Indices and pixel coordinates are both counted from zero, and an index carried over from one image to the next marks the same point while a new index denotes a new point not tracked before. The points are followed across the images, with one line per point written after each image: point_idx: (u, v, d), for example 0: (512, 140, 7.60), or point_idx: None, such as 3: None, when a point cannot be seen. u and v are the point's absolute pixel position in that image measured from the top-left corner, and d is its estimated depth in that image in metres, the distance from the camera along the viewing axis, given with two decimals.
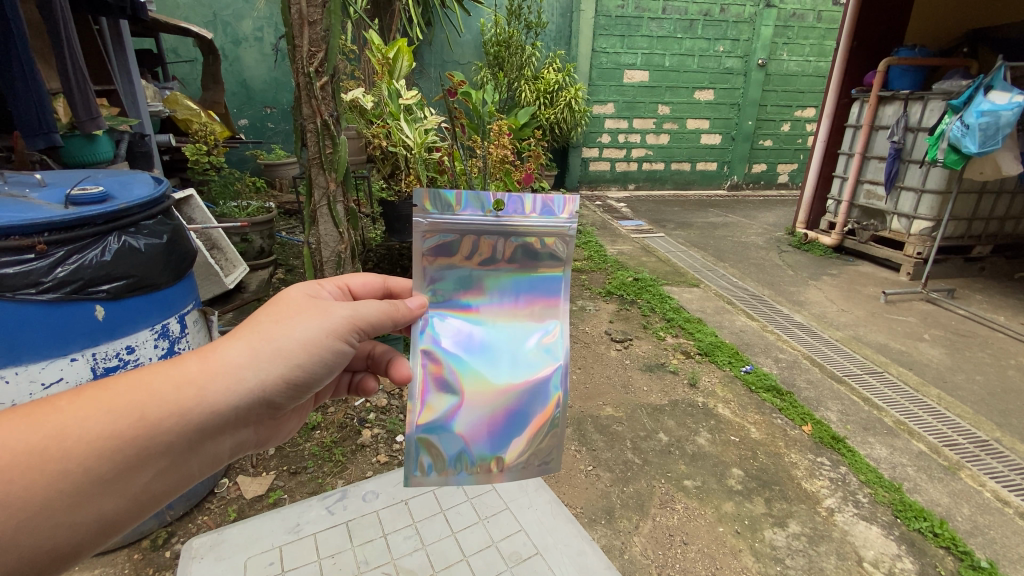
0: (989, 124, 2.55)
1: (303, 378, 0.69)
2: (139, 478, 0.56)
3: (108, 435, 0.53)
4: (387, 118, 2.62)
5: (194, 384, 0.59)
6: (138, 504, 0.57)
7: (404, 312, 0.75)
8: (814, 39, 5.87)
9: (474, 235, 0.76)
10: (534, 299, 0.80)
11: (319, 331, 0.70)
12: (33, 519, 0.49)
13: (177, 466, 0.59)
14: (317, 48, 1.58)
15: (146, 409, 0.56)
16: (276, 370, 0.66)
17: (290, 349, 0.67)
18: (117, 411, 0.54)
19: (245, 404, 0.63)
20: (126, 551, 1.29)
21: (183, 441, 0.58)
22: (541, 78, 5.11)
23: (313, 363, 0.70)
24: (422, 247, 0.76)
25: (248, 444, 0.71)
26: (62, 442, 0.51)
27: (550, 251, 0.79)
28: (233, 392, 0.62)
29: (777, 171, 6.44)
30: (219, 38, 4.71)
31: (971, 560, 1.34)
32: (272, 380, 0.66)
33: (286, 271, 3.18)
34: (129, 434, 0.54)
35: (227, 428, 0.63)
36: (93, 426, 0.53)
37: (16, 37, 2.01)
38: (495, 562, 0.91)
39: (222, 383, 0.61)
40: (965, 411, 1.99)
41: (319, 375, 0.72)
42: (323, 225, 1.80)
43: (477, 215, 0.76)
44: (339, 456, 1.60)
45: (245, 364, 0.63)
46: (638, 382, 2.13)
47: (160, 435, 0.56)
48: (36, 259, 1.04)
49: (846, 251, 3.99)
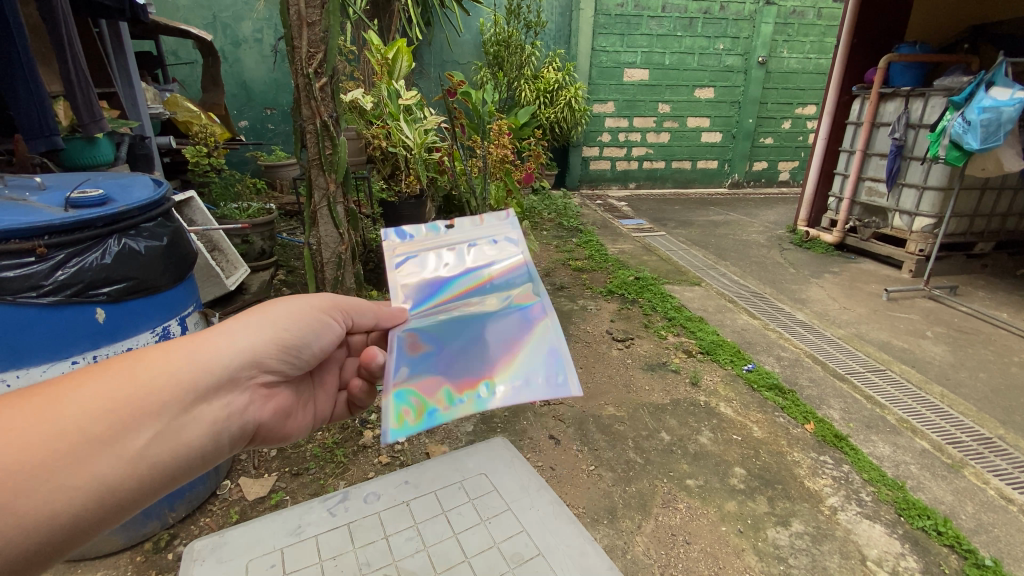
0: (990, 120, 2.54)
1: (292, 345, 0.74)
2: (138, 437, 0.55)
3: (104, 392, 0.54)
4: (387, 119, 2.62)
5: (183, 348, 0.62)
6: (139, 471, 0.55)
7: (386, 312, 0.81)
8: (815, 36, 5.86)
9: (437, 249, 0.86)
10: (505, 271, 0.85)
11: (300, 307, 0.76)
12: (29, 477, 0.47)
13: (176, 431, 0.58)
14: (316, 49, 1.58)
15: (140, 368, 0.57)
16: (265, 335, 0.70)
17: (274, 320, 0.72)
18: (113, 373, 0.56)
19: (236, 365, 0.66)
20: (128, 554, 1.29)
21: (180, 398, 0.59)
22: (540, 76, 5.11)
23: (298, 333, 0.75)
24: (391, 268, 0.82)
25: (250, 430, 0.69)
26: (60, 401, 0.52)
27: (505, 248, 0.89)
28: (223, 351, 0.65)
29: (778, 169, 6.43)
30: (219, 40, 4.72)
31: (975, 559, 1.34)
32: (261, 344, 0.69)
33: (287, 272, 3.18)
34: (125, 389, 0.55)
35: (221, 390, 0.64)
36: (89, 389, 0.53)
37: (16, 39, 2.01)
38: (497, 563, 0.91)
39: (213, 349, 0.64)
40: (968, 409, 1.98)
41: (307, 345, 0.76)
42: (323, 227, 1.79)
43: (434, 238, 0.88)
44: (340, 457, 1.60)
45: (233, 334, 0.67)
46: (640, 381, 2.12)
47: (155, 391, 0.57)
48: (36, 262, 1.04)
49: (848, 249, 3.98)
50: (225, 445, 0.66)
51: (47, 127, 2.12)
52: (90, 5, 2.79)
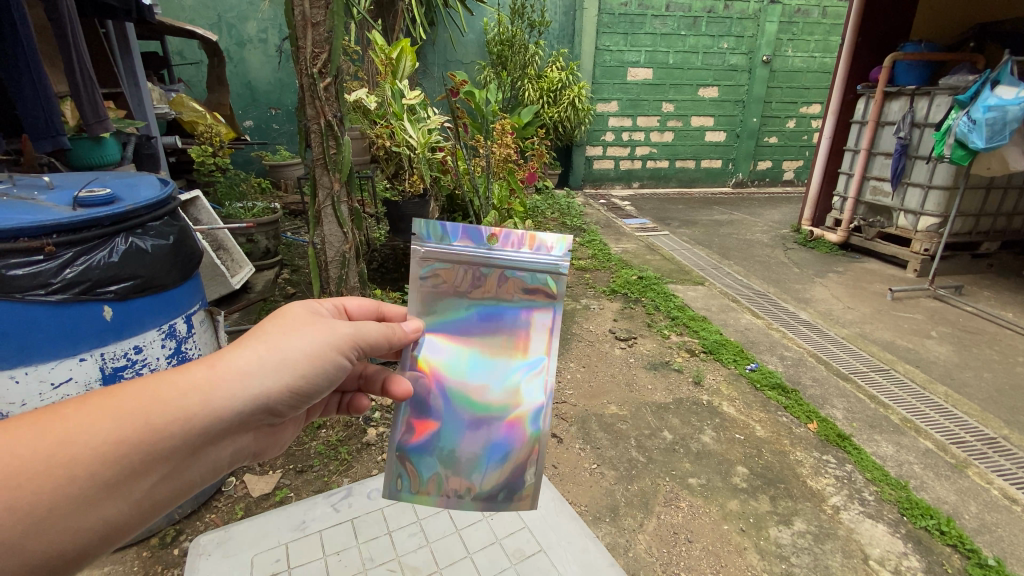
0: (996, 119, 2.53)
1: (307, 387, 0.68)
2: (142, 482, 0.55)
3: (114, 440, 0.53)
4: (390, 118, 2.58)
5: (197, 391, 0.58)
6: (142, 511, 0.57)
7: (400, 334, 0.77)
8: (820, 35, 5.84)
9: (466, 266, 0.80)
10: (524, 314, 0.81)
11: (324, 343, 0.70)
12: (38, 522, 0.49)
13: (180, 471, 0.59)
14: (320, 49, 1.59)
15: (153, 415, 0.55)
16: (282, 378, 0.65)
17: (295, 359, 0.67)
18: (125, 417, 0.54)
19: (250, 411, 0.63)
20: (135, 549, 1.31)
21: (187, 446, 0.58)
22: (543, 76, 5.12)
23: (316, 375, 0.69)
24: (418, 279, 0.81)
25: (249, 453, 0.69)
26: (69, 448, 0.51)
27: (542, 288, 0.80)
28: (236, 396, 0.61)
29: (782, 168, 6.40)
30: (223, 40, 4.74)
31: (978, 558, 1.34)
32: (277, 389, 0.65)
33: (291, 271, 3.20)
34: (134, 439, 0.54)
35: (228, 433, 0.62)
36: (101, 432, 0.52)
37: (23, 39, 2.02)
38: (499, 559, 0.92)
39: (226, 391, 0.60)
40: (972, 409, 1.97)
41: (322, 387, 0.71)
42: (327, 226, 1.81)
43: (470, 251, 0.80)
44: (344, 455, 1.61)
45: (252, 372, 0.63)
46: (643, 380, 2.13)
47: (165, 441, 0.56)
48: (45, 260, 1.05)
49: (852, 249, 3.96)
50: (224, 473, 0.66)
51: (53, 127, 2.13)
52: (96, 6, 2.82)
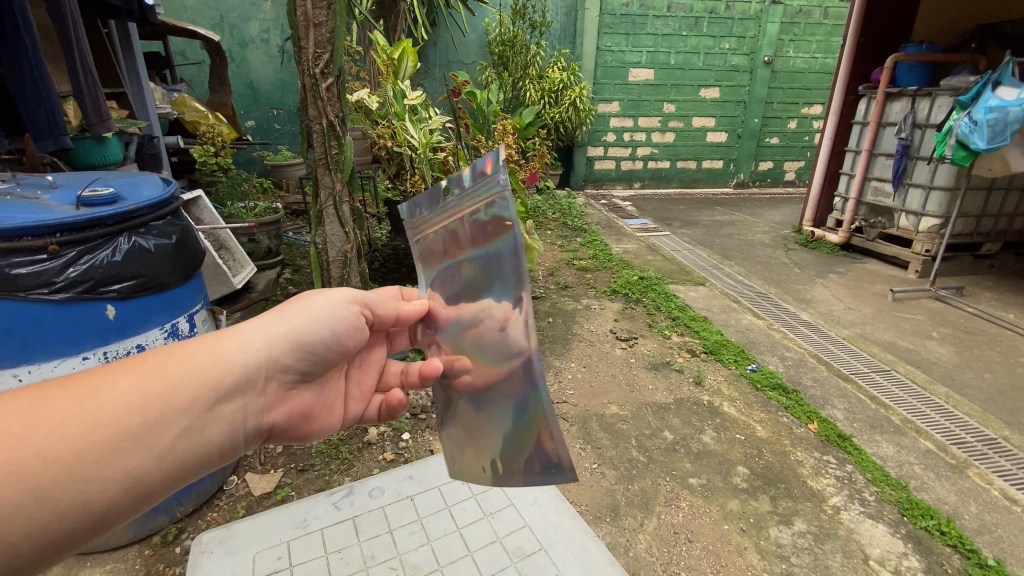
0: (997, 120, 2.52)
1: (308, 342, 0.71)
2: (166, 433, 0.55)
3: (137, 388, 0.54)
4: (392, 119, 2.60)
5: (205, 348, 0.62)
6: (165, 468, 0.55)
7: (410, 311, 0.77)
8: (821, 35, 5.83)
9: (438, 227, 0.68)
10: (485, 259, 0.61)
11: (324, 305, 0.74)
12: (67, 468, 0.47)
13: (200, 429, 0.58)
14: (322, 49, 1.60)
15: (171, 366, 0.57)
16: (287, 337, 0.69)
17: (299, 319, 0.71)
18: (144, 370, 0.56)
19: (257, 368, 0.65)
20: (136, 547, 1.31)
21: (204, 398, 0.58)
22: (545, 76, 5.13)
23: (320, 334, 0.73)
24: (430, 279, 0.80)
25: (263, 431, 0.69)
26: (93, 398, 0.51)
27: (485, 221, 0.59)
28: (243, 352, 0.64)
29: (783, 169, 6.40)
30: (225, 40, 4.75)
31: (978, 559, 1.34)
32: (282, 346, 0.68)
33: (293, 270, 3.21)
34: (155, 388, 0.55)
35: (240, 391, 0.63)
36: (123, 383, 0.54)
37: (26, 39, 2.03)
38: (499, 558, 0.92)
39: (232, 349, 0.63)
40: (973, 409, 1.98)
41: (326, 349, 0.74)
42: (328, 226, 1.82)
43: (436, 212, 0.68)
44: (346, 454, 1.62)
45: (256, 334, 0.67)
46: (644, 380, 2.13)
47: (183, 390, 0.57)
48: (48, 259, 1.06)
49: (854, 249, 3.96)
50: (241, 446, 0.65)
51: (56, 127, 2.14)
52: (99, 7, 2.82)
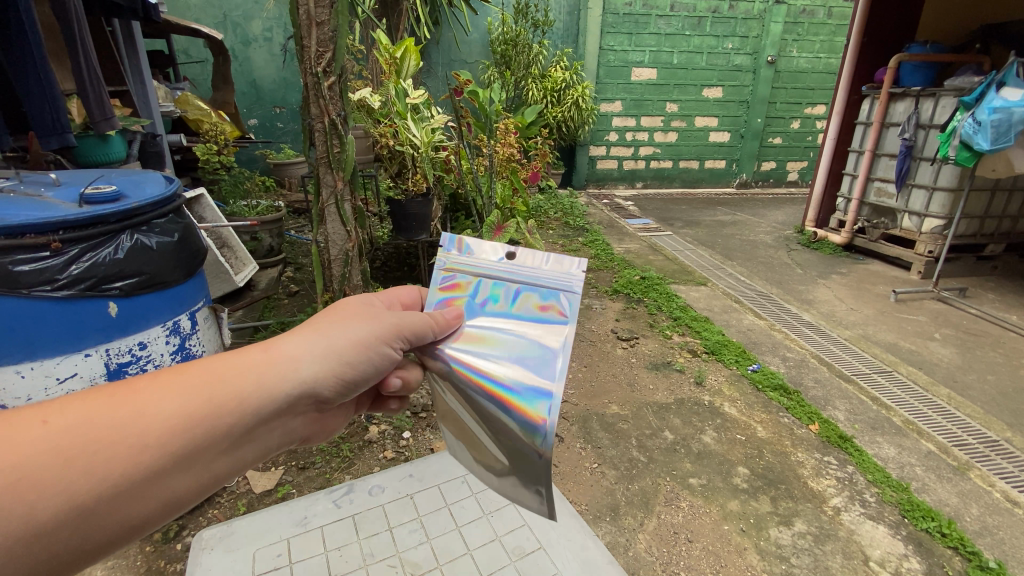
0: (1001, 121, 2.52)
1: (354, 376, 0.67)
2: (173, 478, 0.52)
3: (181, 416, 0.52)
4: (394, 117, 2.60)
5: (255, 370, 0.58)
6: (202, 483, 0.54)
7: (443, 321, 0.74)
8: (825, 35, 5.81)
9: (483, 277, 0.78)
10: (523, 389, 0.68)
11: (369, 332, 0.68)
12: (102, 495, 0.47)
13: (227, 454, 0.56)
14: (324, 48, 1.60)
15: (210, 388, 0.54)
16: (329, 364, 0.63)
17: (343, 346, 0.65)
18: (187, 392, 0.53)
19: (298, 395, 0.61)
20: (137, 544, 1.32)
21: (239, 427, 0.56)
22: (547, 75, 5.15)
23: (362, 363, 0.67)
24: (489, 276, 0.78)
25: (294, 441, 0.67)
26: (134, 424, 0.50)
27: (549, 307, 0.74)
28: (287, 380, 0.59)
29: (786, 169, 6.37)
30: (229, 38, 4.77)
31: (979, 560, 1.34)
32: (324, 372, 0.63)
33: (296, 269, 3.21)
34: (198, 417, 0.53)
35: (278, 416, 0.60)
36: (165, 409, 0.51)
37: (30, 36, 2.04)
38: (499, 556, 0.92)
39: (280, 373, 0.59)
40: (975, 411, 1.97)
41: (367, 376, 0.69)
42: (330, 223, 1.83)
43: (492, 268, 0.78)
44: (346, 452, 1.62)
45: (306, 356, 0.62)
46: (644, 381, 2.12)
47: (220, 419, 0.54)
48: (51, 256, 1.07)
49: (857, 250, 3.95)
50: (273, 455, 0.64)
51: (59, 124, 2.13)
52: (103, 5, 2.84)
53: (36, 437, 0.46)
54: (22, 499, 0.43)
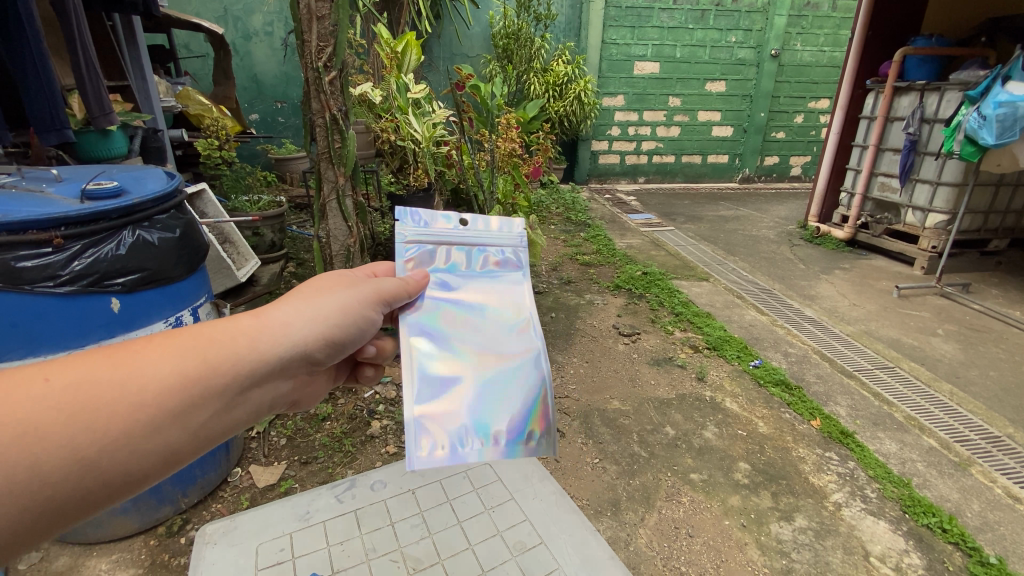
0: (1007, 115, 2.49)
1: (341, 339, 0.70)
2: (174, 434, 0.52)
3: (179, 374, 0.52)
4: (395, 112, 2.64)
5: (248, 333, 0.59)
6: (198, 442, 0.54)
7: (416, 282, 0.78)
8: (829, 29, 5.76)
9: (444, 243, 0.84)
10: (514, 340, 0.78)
11: (353, 297, 0.71)
12: (104, 447, 0.47)
13: (225, 413, 0.56)
14: (325, 42, 1.59)
15: (207, 349, 0.55)
16: (318, 328, 0.66)
17: (331, 311, 0.68)
18: (182, 351, 0.53)
19: (291, 356, 0.63)
20: (142, 537, 1.33)
21: (234, 386, 0.57)
22: (549, 70, 5.12)
23: (349, 326, 0.71)
24: (452, 243, 0.84)
25: (281, 406, 0.68)
26: (131, 383, 0.49)
27: (508, 260, 0.87)
28: (280, 340, 0.61)
29: (789, 163, 6.33)
30: (229, 33, 4.75)
31: (980, 556, 1.34)
32: (314, 337, 0.66)
33: (297, 264, 3.22)
34: (195, 375, 0.53)
35: (271, 377, 0.61)
36: (162, 367, 0.51)
37: (28, 32, 2.02)
38: (500, 551, 0.93)
39: (272, 336, 0.61)
40: (978, 407, 1.96)
41: (353, 341, 0.72)
42: (331, 219, 1.84)
43: (449, 232, 0.85)
44: (348, 447, 1.63)
45: (297, 320, 0.64)
46: (645, 376, 2.13)
47: (217, 377, 0.55)
48: (53, 253, 1.07)
49: (860, 245, 3.93)
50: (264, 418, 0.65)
51: (58, 121, 2.13)
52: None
53: (32, 394, 0.45)
54: (22, 449, 0.43)
